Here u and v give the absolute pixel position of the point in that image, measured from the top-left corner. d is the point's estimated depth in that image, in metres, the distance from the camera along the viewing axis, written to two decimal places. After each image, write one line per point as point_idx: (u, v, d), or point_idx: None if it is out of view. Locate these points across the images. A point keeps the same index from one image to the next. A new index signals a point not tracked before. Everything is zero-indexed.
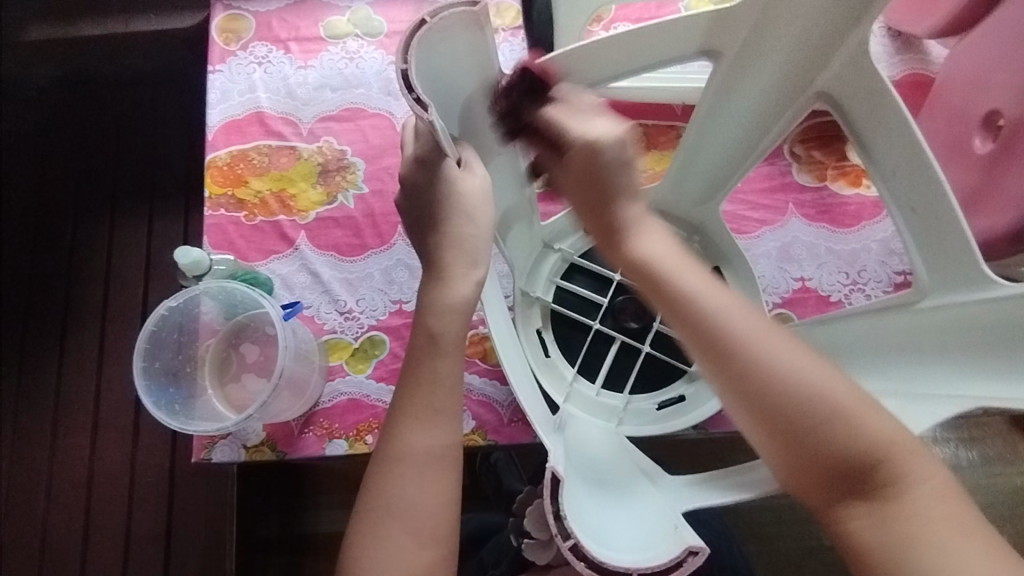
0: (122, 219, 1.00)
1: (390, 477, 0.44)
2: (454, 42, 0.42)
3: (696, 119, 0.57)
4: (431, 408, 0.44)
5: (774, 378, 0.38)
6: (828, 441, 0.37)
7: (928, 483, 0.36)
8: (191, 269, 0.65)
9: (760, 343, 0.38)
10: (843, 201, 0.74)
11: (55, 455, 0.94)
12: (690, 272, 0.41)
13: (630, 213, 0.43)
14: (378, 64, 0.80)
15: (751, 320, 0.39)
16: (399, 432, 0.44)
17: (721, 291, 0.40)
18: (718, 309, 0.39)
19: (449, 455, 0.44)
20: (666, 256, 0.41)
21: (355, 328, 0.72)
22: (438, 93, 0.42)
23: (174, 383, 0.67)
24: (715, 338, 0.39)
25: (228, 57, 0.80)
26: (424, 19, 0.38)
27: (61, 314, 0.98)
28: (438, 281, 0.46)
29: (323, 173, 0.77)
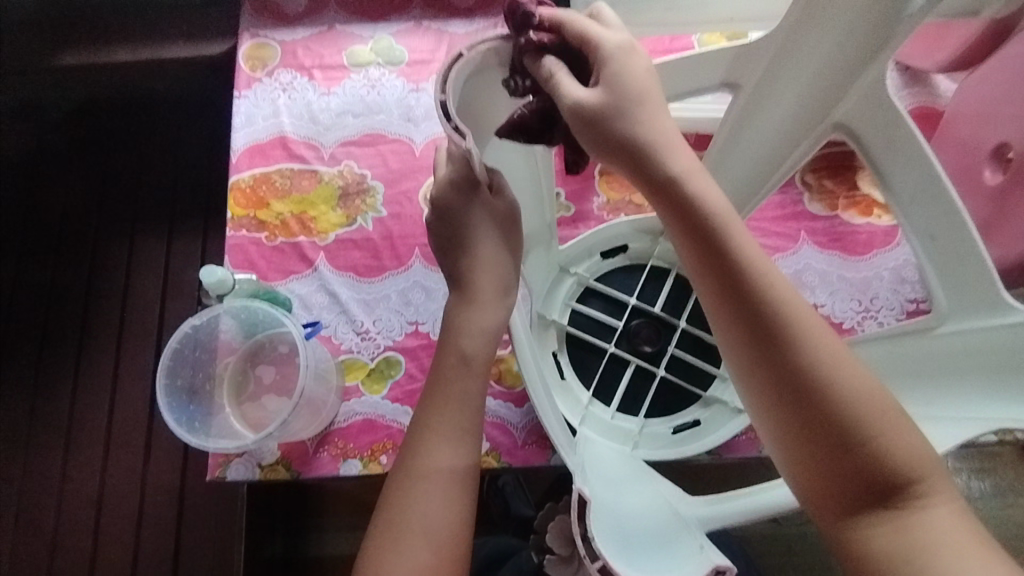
0: (142, 239, 1.02)
1: (413, 492, 0.44)
2: (491, 74, 0.43)
3: (714, 146, 0.58)
4: (453, 424, 0.45)
5: (823, 374, 0.38)
6: (859, 434, 0.37)
7: (948, 507, 0.37)
8: (214, 287, 0.67)
9: (806, 324, 0.38)
10: (855, 229, 0.75)
11: (67, 471, 0.94)
12: (743, 236, 0.40)
13: (681, 158, 0.41)
14: (399, 92, 0.82)
15: (793, 298, 0.39)
16: (422, 449, 0.45)
17: (778, 276, 0.40)
18: (774, 293, 0.39)
19: (470, 475, 0.45)
20: (723, 211, 0.40)
21: (371, 348, 0.73)
22: (471, 122, 0.43)
23: (193, 401, 0.67)
24: (769, 322, 0.38)
25: (253, 83, 0.83)
26: (462, 52, 0.40)
27: (78, 331, 0.99)
28: (465, 301, 0.47)
29: (344, 196, 0.79)
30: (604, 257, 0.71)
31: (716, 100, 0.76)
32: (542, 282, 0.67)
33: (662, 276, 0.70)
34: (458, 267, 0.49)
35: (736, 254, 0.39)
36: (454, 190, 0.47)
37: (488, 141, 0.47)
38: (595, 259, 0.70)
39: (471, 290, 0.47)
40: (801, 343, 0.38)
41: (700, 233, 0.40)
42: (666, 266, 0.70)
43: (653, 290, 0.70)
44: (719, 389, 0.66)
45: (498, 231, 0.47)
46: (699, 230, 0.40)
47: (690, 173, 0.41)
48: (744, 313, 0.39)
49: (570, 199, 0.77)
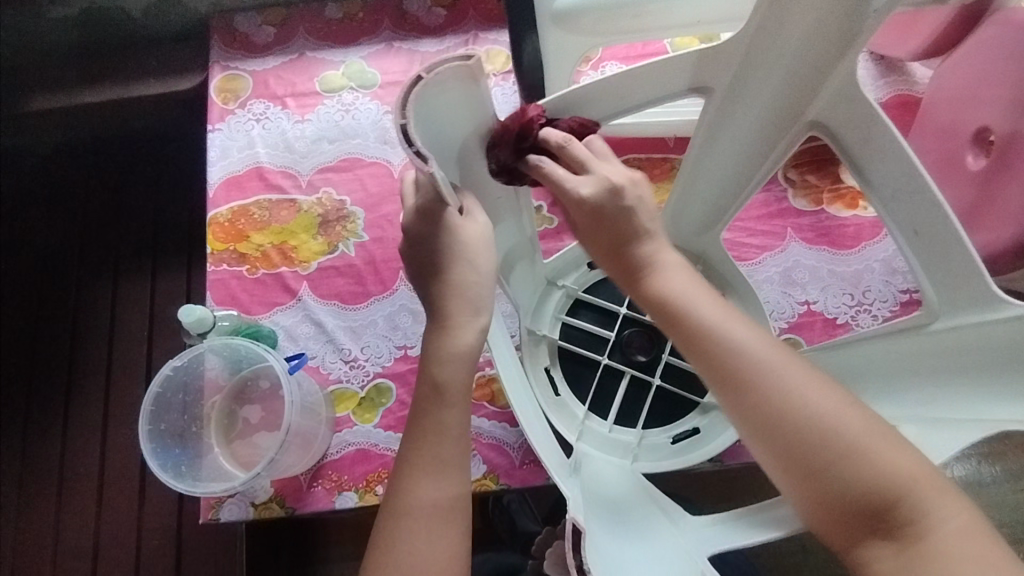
0: (125, 278, 1.00)
1: (399, 532, 0.43)
2: (452, 94, 0.43)
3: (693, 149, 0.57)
4: (439, 457, 0.44)
5: (791, 417, 0.39)
6: (846, 472, 0.38)
7: (951, 523, 0.36)
8: (194, 326, 0.65)
9: (782, 375, 0.40)
10: (842, 223, 0.74)
11: (61, 519, 0.92)
12: (708, 304, 0.43)
13: (649, 257, 0.45)
14: (373, 114, 0.82)
15: (769, 353, 0.41)
16: (406, 486, 0.44)
17: (744, 329, 0.42)
18: (744, 346, 0.41)
19: (457, 506, 0.43)
20: (686, 291, 0.43)
21: (360, 376, 0.71)
22: (434, 143, 0.42)
23: (180, 444, 0.66)
24: (740, 375, 0.40)
25: (227, 116, 0.82)
26: (420, 74, 0.39)
27: (64, 377, 0.97)
28: (442, 327, 0.46)
29: (324, 224, 0.78)
30: (592, 267, 0.69)
31: (691, 103, 0.76)
32: (530, 296, 0.66)
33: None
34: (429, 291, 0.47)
35: (704, 324, 0.42)
36: (426, 215, 0.46)
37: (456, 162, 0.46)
38: (583, 269, 0.69)
39: (443, 317, 0.46)
40: (771, 388, 0.39)
41: (661, 314, 0.43)
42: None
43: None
44: (715, 395, 0.65)
45: (468, 252, 0.46)
46: (662, 310, 0.43)
47: (657, 267, 0.45)
48: (719, 370, 0.41)
49: (552, 211, 0.76)
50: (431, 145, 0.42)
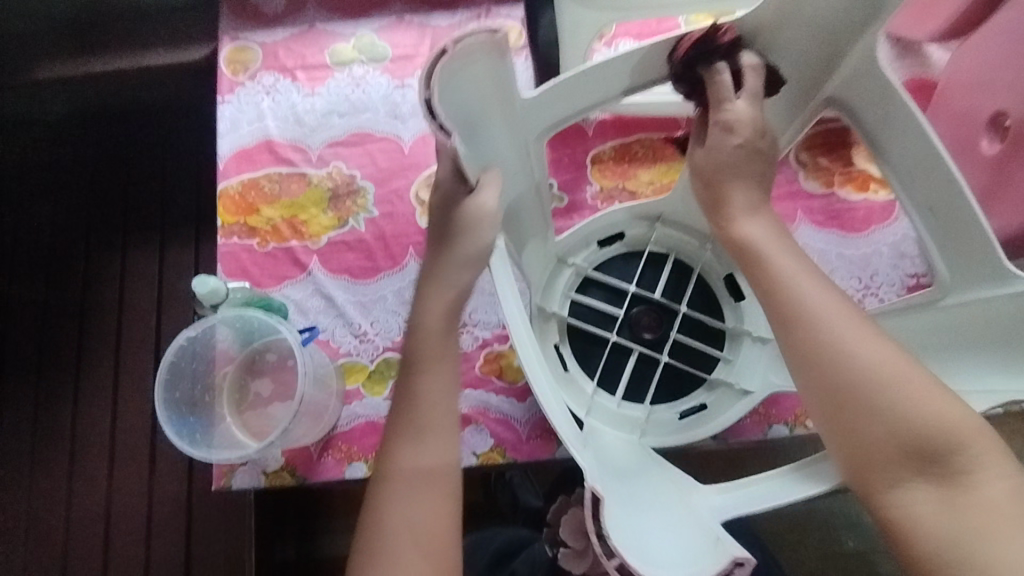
0: (134, 250, 1.01)
1: (383, 497, 0.45)
2: (476, 67, 0.43)
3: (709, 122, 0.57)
4: (430, 425, 0.45)
5: (854, 363, 0.42)
6: (898, 419, 0.40)
7: (990, 482, 0.39)
8: (207, 297, 0.66)
9: (845, 323, 0.43)
10: (852, 206, 0.74)
11: (74, 485, 0.94)
12: (788, 256, 0.47)
13: (738, 202, 0.49)
14: (384, 89, 0.81)
15: (832, 304, 0.44)
16: (389, 452, 0.46)
17: (817, 283, 0.45)
18: (816, 300, 0.44)
19: (439, 472, 0.45)
20: (766, 242, 0.48)
21: (370, 350, 0.72)
22: (459, 116, 0.43)
23: (194, 413, 0.67)
24: (807, 320, 0.44)
25: (236, 88, 0.81)
26: (445, 46, 0.40)
27: (75, 347, 0.98)
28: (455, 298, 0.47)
29: (334, 198, 0.78)
30: (601, 246, 0.70)
31: None
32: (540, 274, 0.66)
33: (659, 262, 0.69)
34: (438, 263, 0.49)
35: (776, 272, 0.46)
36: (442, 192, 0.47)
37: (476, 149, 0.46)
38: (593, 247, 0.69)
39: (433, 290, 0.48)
40: (838, 332, 0.43)
41: (748, 259, 0.48)
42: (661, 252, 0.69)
43: (652, 277, 0.69)
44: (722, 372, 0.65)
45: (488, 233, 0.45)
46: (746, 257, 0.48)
47: (750, 216, 0.49)
48: (788, 314, 0.44)
49: (562, 189, 0.76)
50: (456, 118, 0.43)
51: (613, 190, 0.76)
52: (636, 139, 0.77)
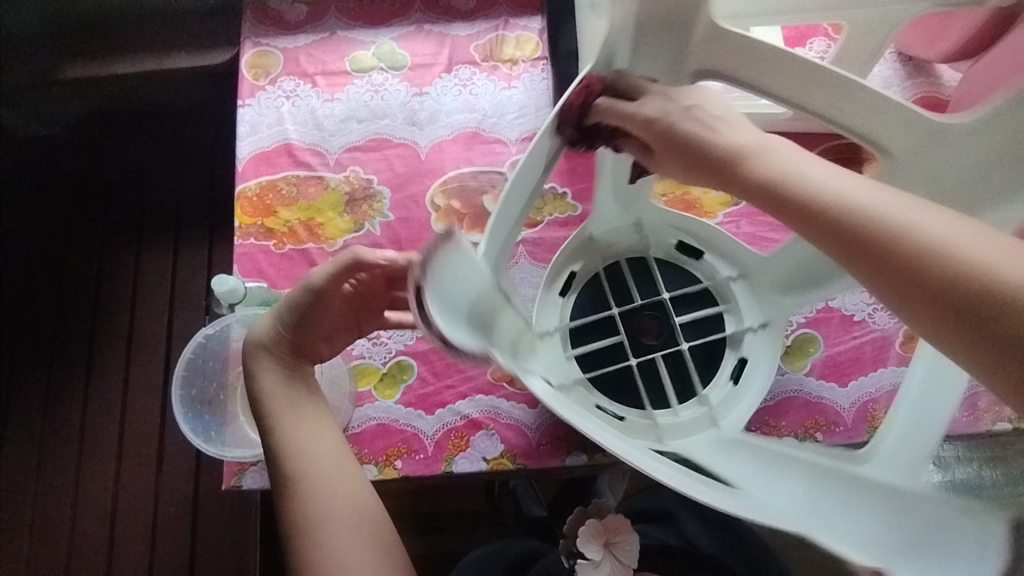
0: (148, 250, 1.02)
1: (316, 543, 0.49)
2: (456, 266, 0.41)
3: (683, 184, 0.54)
4: (327, 476, 0.52)
5: (982, 270, 0.28)
6: None
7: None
8: (227, 296, 0.67)
9: (945, 226, 0.30)
10: None
11: (80, 483, 0.94)
12: (820, 173, 0.34)
13: (737, 139, 0.37)
14: (402, 96, 0.82)
15: (912, 210, 0.31)
16: (312, 502, 0.50)
17: (878, 188, 0.32)
18: (877, 199, 0.31)
19: (359, 504, 0.51)
20: (788, 169, 0.35)
21: (383, 353, 0.73)
22: (467, 314, 0.41)
23: (209, 410, 0.68)
24: (897, 239, 0.30)
25: (257, 92, 0.83)
26: (421, 284, 0.39)
27: (86, 344, 0.99)
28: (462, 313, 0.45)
29: (350, 202, 0.79)
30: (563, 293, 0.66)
31: None
32: (546, 366, 0.59)
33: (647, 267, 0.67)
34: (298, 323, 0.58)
35: (815, 196, 0.33)
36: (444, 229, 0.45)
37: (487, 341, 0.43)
38: (558, 298, 0.66)
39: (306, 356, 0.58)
40: (943, 234, 0.30)
41: (772, 201, 0.34)
42: (630, 255, 0.67)
43: (638, 280, 0.67)
44: (756, 356, 0.63)
45: None
46: (770, 198, 0.35)
47: (753, 149, 0.36)
48: (858, 245, 0.31)
49: (577, 198, 0.77)
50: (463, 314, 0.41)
51: None
52: None
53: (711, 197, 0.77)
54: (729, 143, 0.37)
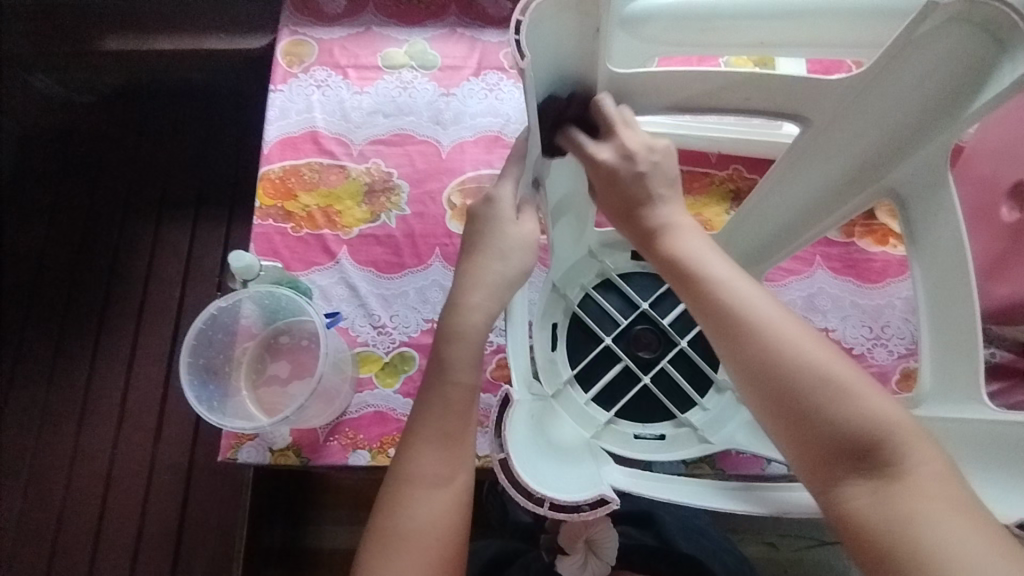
0: (168, 223, 1.04)
1: (401, 495, 0.43)
2: (517, 424, 0.49)
3: (768, 179, 0.57)
4: (443, 430, 0.45)
5: (785, 357, 0.38)
6: (827, 419, 0.37)
7: (926, 468, 0.35)
8: (241, 272, 0.68)
9: (770, 318, 0.40)
10: (869, 257, 0.78)
11: (79, 442, 0.96)
12: (708, 249, 0.44)
13: (652, 198, 0.47)
14: (429, 95, 0.85)
15: (760, 302, 0.41)
16: (410, 452, 0.44)
17: (742, 277, 0.42)
18: (743, 292, 0.41)
19: (458, 478, 0.44)
20: (685, 238, 0.45)
21: (386, 342, 0.74)
22: (541, 470, 0.48)
23: (212, 381, 0.69)
24: (729, 318, 0.40)
25: (290, 79, 0.85)
26: (503, 458, 0.46)
27: (98, 309, 1.01)
28: (454, 309, 0.47)
29: (369, 193, 0.80)
30: (557, 326, 0.71)
31: (740, 122, 0.78)
32: (577, 429, 0.65)
33: (612, 282, 0.72)
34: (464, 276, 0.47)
35: (697, 267, 0.43)
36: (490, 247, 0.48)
37: (556, 478, 0.48)
38: (552, 352, 0.69)
39: (471, 294, 0.47)
40: (772, 328, 0.39)
41: (665, 258, 0.45)
42: (596, 279, 0.72)
43: (616, 302, 0.72)
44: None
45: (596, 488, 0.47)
46: (666, 256, 0.45)
47: (660, 211, 0.47)
48: (711, 316, 0.41)
49: None
50: (536, 464, 0.48)
51: None
52: None
53: (721, 218, 0.78)
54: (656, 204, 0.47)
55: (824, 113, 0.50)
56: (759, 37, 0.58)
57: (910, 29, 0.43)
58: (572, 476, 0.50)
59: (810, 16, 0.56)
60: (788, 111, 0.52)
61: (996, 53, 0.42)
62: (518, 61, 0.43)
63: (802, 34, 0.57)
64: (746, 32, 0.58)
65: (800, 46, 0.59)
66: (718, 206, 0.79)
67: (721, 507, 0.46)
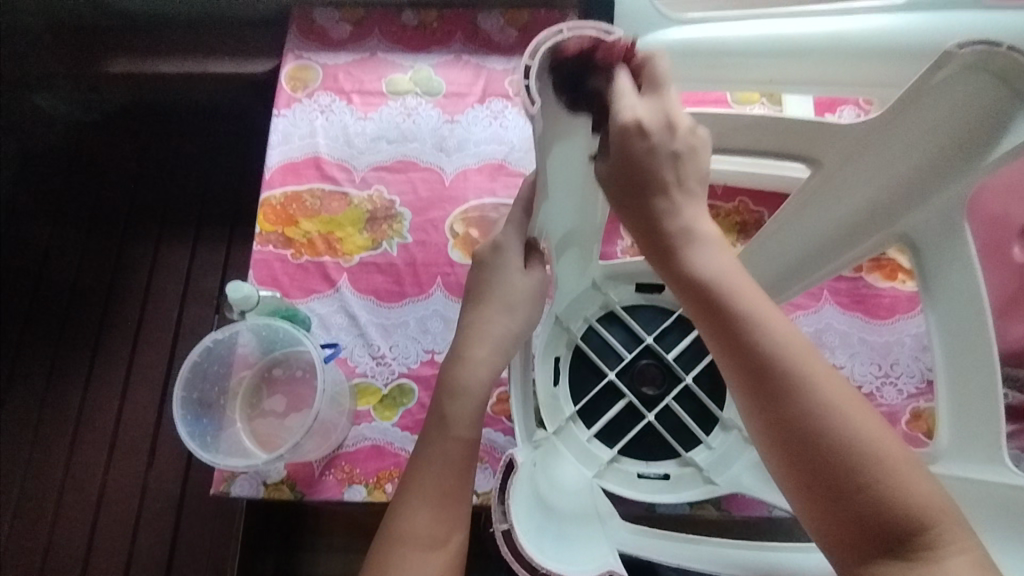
0: (168, 244, 1.03)
1: (391, 557, 0.41)
2: (519, 486, 0.48)
3: (784, 209, 0.56)
4: (439, 489, 0.43)
5: (830, 429, 0.36)
6: (869, 496, 0.35)
7: (960, 553, 0.35)
8: (238, 303, 0.66)
9: (813, 384, 0.37)
10: (878, 292, 0.77)
11: (70, 466, 0.94)
12: (749, 294, 0.40)
13: (685, 223, 0.42)
14: (434, 121, 0.84)
15: (805, 363, 0.38)
16: (403, 510, 0.42)
17: (788, 329, 0.39)
18: (787, 349, 0.38)
19: (450, 539, 0.42)
20: (725, 278, 0.41)
21: (385, 373, 0.73)
22: (544, 538, 0.47)
23: (206, 414, 0.67)
24: (774, 378, 0.37)
25: (293, 103, 0.84)
26: (502, 527, 0.44)
27: (95, 330, 1.00)
28: (458, 358, 0.46)
29: (371, 220, 0.79)
30: (559, 360, 0.69)
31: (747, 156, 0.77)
32: (580, 469, 0.63)
33: (616, 315, 0.71)
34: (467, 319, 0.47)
35: (742, 316, 0.39)
36: (489, 295, 0.48)
37: (558, 546, 0.47)
38: (553, 387, 0.67)
39: (476, 348, 0.46)
40: (817, 397, 0.37)
41: (697, 294, 0.41)
42: (600, 311, 0.71)
43: (619, 334, 0.70)
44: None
45: (599, 556, 0.46)
46: (698, 296, 0.41)
47: (692, 241, 0.42)
48: (753, 372, 0.38)
49: None
50: (537, 531, 0.47)
51: None
52: None
53: None
54: (686, 228, 0.42)
55: (835, 155, 0.49)
56: (767, 74, 0.58)
57: (924, 77, 0.42)
58: (574, 539, 0.49)
59: (819, 55, 0.55)
60: (798, 152, 0.51)
61: (1011, 100, 0.41)
62: (528, 107, 0.40)
63: (811, 72, 0.57)
64: (755, 69, 0.58)
65: (810, 84, 0.58)
66: (724, 238, 0.78)
67: (717, 573, 0.46)
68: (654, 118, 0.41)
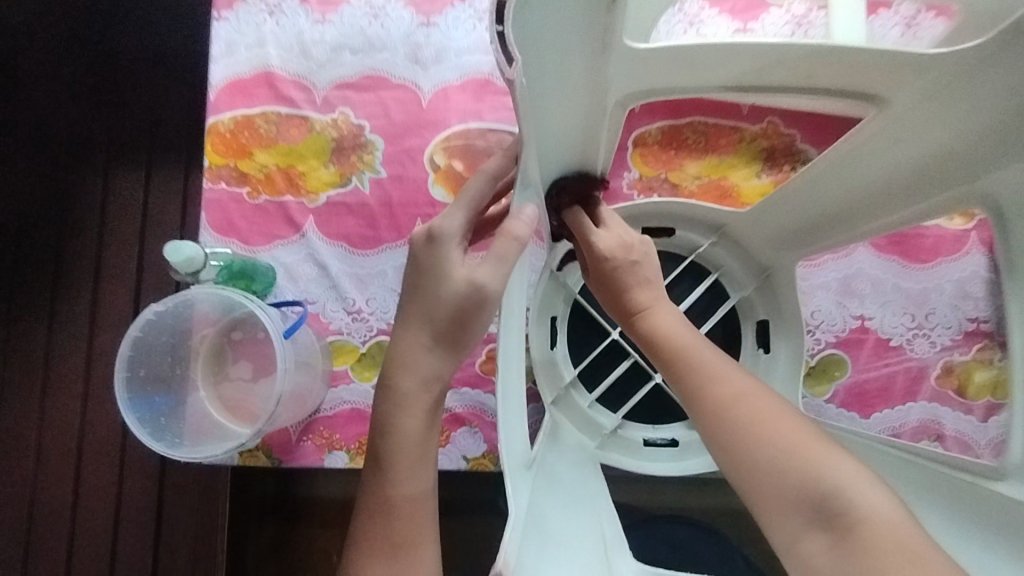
0: (120, 170, 0.91)
1: None
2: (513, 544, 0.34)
3: (837, 150, 0.46)
4: (393, 536, 0.43)
5: (743, 423, 0.39)
6: (783, 478, 0.37)
7: (883, 523, 0.34)
8: (183, 266, 0.57)
9: (731, 391, 0.41)
10: (921, 232, 0.66)
11: (45, 418, 0.87)
12: (683, 327, 0.46)
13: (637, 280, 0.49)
14: (406, 25, 0.70)
15: (725, 376, 0.42)
16: (359, 563, 0.43)
17: (712, 353, 0.44)
18: (708, 366, 0.43)
19: None
20: (663, 316, 0.47)
21: (363, 330, 0.66)
22: None
23: (160, 393, 0.60)
24: (696, 390, 0.42)
25: (235, 3, 0.69)
26: None
27: (53, 268, 0.90)
28: (390, 390, 0.44)
29: (337, 150, 0.68)
30: (556, 319, 0.62)
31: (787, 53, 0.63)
32: (581, 441, 0.58)
33: None
34: (401, 338, 0.44)
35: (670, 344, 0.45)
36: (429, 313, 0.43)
37: None
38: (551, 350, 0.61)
39: (407, 379, 0.43)
40: (735, 402, 0.40)
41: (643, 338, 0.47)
42: None
43: None
44: (780, 333, 0.60)
45: None
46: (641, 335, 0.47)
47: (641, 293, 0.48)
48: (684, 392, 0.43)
49: None
50: None
51: (654, 180, 0.67)
52: (690, 123, 0.67)
53: (751, 183, 0.66)
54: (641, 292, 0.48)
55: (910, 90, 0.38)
56: None
57: None
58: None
59: None
60: (858, 83, 0.40)
61: None
62: (505, 69, 0.30)
63: None
64: None
65: None
66: (748, 168, 0.67)
67: None
68: (616, 247, 0.49)
